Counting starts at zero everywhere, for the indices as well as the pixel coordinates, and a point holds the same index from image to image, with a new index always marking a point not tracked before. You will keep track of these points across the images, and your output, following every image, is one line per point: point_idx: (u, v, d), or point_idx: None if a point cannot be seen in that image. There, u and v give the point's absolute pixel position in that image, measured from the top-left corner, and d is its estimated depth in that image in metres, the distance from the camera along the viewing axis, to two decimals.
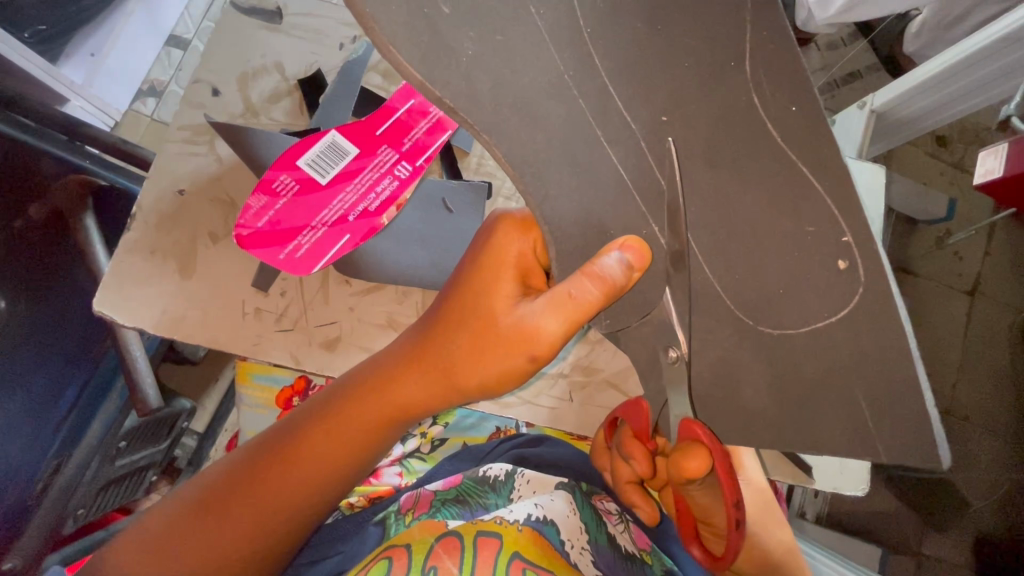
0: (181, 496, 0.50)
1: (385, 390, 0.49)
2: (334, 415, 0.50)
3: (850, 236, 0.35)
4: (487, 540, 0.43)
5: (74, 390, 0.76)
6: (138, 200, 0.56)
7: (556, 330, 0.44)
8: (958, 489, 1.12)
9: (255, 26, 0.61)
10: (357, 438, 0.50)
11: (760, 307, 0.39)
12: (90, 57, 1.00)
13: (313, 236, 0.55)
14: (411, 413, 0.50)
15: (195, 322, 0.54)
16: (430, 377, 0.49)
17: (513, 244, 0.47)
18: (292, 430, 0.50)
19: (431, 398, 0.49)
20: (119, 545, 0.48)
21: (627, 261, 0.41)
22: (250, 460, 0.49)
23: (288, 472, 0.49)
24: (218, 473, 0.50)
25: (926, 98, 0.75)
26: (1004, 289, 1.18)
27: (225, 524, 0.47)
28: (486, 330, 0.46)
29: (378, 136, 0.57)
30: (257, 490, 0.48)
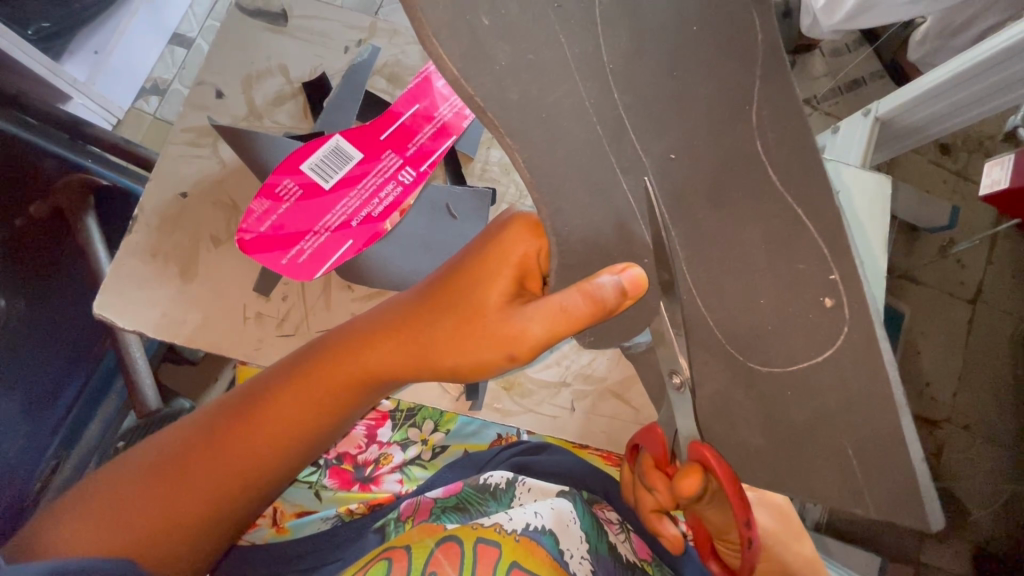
0: (134, 459, 0.47)
1: (358, 360, 0.49)
2: (300, 384, 0.48)
3: (837, 275, 0.40)
4: (486, 548, 0.43)
5: (73, 390, 0.76)
6: (141, 203, 0.56)
7: (541, 336, 0.44)
8: (959, 498, 1.11)
9: (260, 28, 0.61)
10: (325, 405, 0.49)
11: (752, 342, 0.42)
12: (93, 55, 1.00)
13: (317, 241, 0.55)
14: (380, 382, 0.50)
15: (194, 326, 0.54)
16: (403, 351, 0.48)
17: (525, 245, 0.45)
18: (255, 399, 0.49)
19: (403, 370, 0.49)
20: (61, 509, 0.45)
21: (622, 285, 0.40)
22: (214, 423, 0.48)
23: (249, 441, 0.48)
24: (177, 439, 0.48)
25: (931, 107, 0.75)
26: (1006, 298, 1.18)
27: (184, 488, 0.46)
28: (469, 322, 0.46)
29: (383, 140, 0.56)
30: (218, 455, 0.47)
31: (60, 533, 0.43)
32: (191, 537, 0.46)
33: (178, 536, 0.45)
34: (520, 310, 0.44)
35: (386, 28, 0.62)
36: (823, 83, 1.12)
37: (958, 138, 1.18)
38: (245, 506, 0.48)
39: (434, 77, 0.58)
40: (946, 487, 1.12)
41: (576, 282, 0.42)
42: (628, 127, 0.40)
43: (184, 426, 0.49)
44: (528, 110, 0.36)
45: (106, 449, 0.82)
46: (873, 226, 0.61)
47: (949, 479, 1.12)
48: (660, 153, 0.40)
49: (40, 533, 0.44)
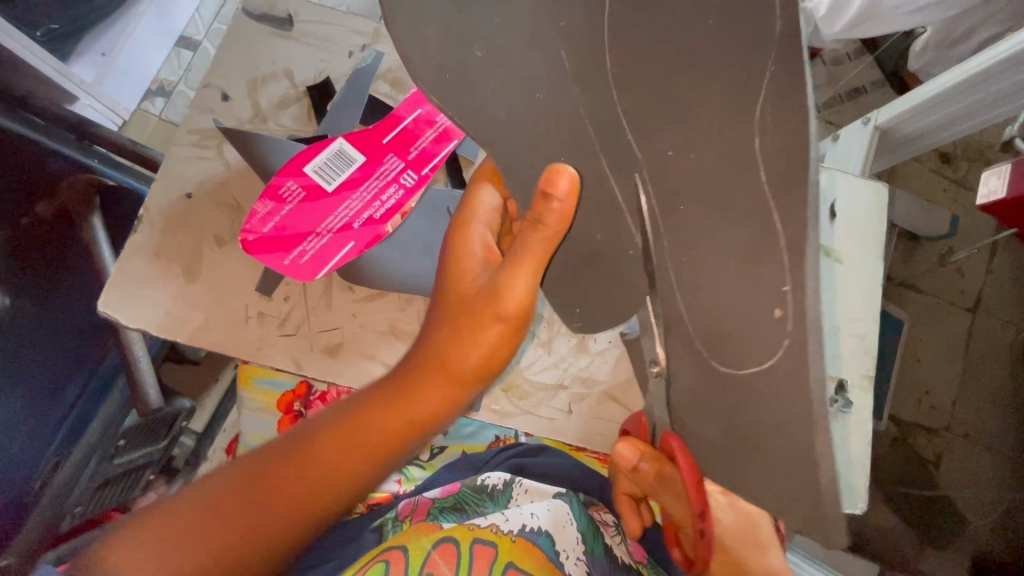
0: (175, 503, 0.43)
1: (408, 399, 0.47)
2: (364, 416, 0.46)
3: (790, 288, 0.31)
4: (482, 549, 0.45)
5: (77, 385, 0.77)
6: (146, 203, 0.56)
7: (517, 283, 0.45)
8: (957, 507, 1.11)
9: (266, 33, 0.62)
10: (376, 450, 0.46)
11: (714, 343, 0.37)
12: (101, 57, 1.01)
13: (319, 242, 0.55)
14: (429, 425, 0.47)
15: (196, 325, 0.54)
16: (457, 374, 0.47)
17: (553, 203, 0.42)
18: (315, 430, 0.46)
19: (445, 405, 0.47)
20: (96, 555, 0.41)
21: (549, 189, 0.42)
22: (262, 464, 0.44)
23: (309, 469, 0.44)
24: (232, 475, 0.44)
25: (931, 116, 0.75)
26: (1005, 307, 1.19)
27: (224, 533, 0.42)
28: (483, 304, 0.46)
29: (385, 144, 0.57)
30: (264, 500, 0.43)
31: None
32: None
33: None
34: (515, 274, 0.45)
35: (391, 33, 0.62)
36: (823, 92, 1.13)
37: (958, 148, 1.19)
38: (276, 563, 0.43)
39: None
40: (945, 496, 1.12)
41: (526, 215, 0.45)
42: (622, 134, 0.41)
43: (227, 468, 0.45)
44: None
45: (108, 447, 0.82)
46: (871, 233, 0.61)
47: (948, 488, 1.12)
48: None
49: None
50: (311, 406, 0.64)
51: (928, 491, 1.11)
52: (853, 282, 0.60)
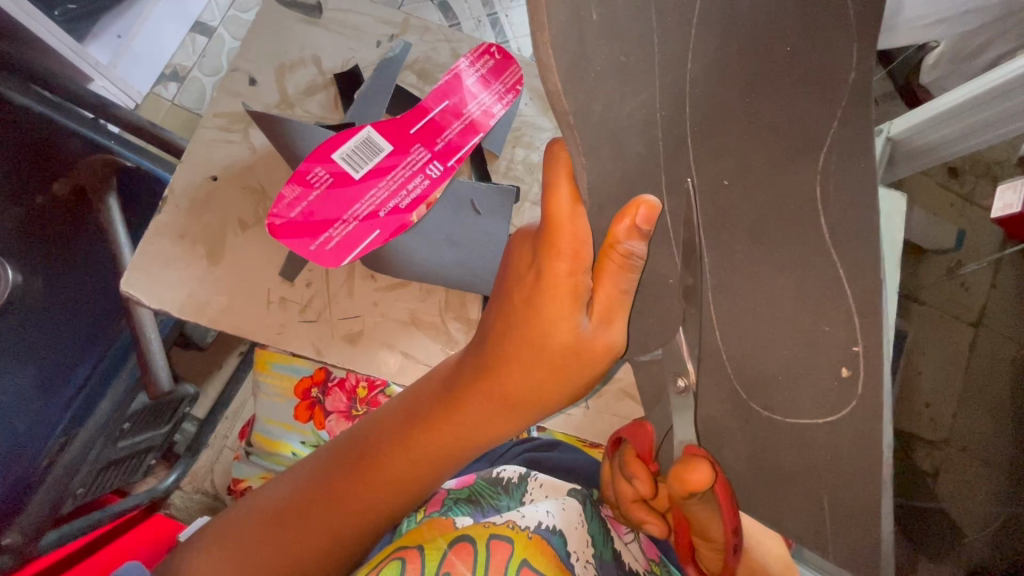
0: (261, 502, 0.51)
1: (451, 418, 0.49)
2: (409, 439, 0.50)
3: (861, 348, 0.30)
4: (499, 544, 0.44)
5: (86, 367, 0.78)
6: (171, 185, 0.56)
7: (618, 332, 0.42)
8: (953, 519, 1.12)
9: (294, 18, 0.62)
10: (427, 460, 0.50)
11: (757, 384, 0.36)
12: (116, 39, 1.00)
13: (345, 229, 0.54)
14: (475, 442, 0.50)
15: (219, 308, 0.55)
16: (514, 413, 0.48)
17: (629, 242, 0.37)
18: (362, 453, 0.51)
19: (492, 424, 0.49)
20: (200, 543, 0.50)
21: (638, 227, 0.35)
22: (330, 471, 0.51)
23: (358, 489, 0.50)
24: (291, 493, 0.51)
25: (941, 131, 0.77)
26: (1008, 323, 1.20)
27: (304, 533, 0.49)
28: (583, 355, 0.44)
29: (412, 134, 0.56)
30: (336, 502, 0.50)
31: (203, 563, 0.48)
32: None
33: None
34: (616, 313, 0.42)
35: (419, 24, 0.63)
36: None
37: (967, 162, 1.20)
38: (353, 551, 0.50)
39: (464, 74, 0.57)
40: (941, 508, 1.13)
41: (610, 261, 0.38)
42: None
43: (303, 469, 0.52)
44: (605, 125, 0.30)
45: (112, 431, 0.81)
46: (888, 242, 0.61)
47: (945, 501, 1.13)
48: None
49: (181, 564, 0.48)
50: (328, 393, 0.64)
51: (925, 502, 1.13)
52: None
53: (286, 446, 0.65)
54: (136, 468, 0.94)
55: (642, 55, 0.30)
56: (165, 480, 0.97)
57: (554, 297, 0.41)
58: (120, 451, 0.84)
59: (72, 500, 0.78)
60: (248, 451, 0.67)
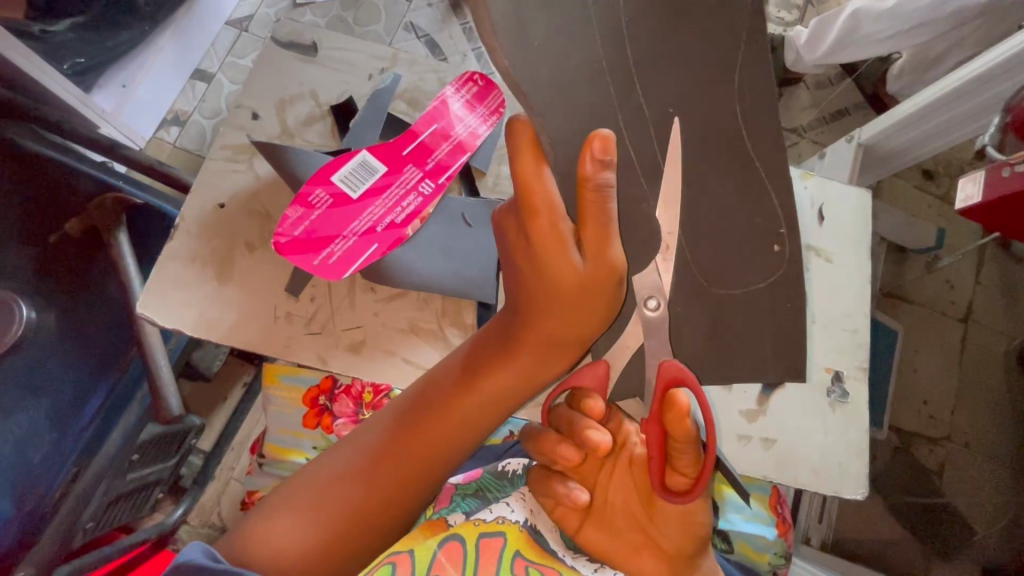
0: (331, 462, 0.49)
1: (509, 357, 0.49)
2: (469, 383, 0.50)
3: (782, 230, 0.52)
4: (488, 543, 0.44)
5: (99, 398, 0.80)
6: (182, 213, 0.60)
7: (615, 255, 0.45)
8: (960, 514, 1.13)
9: (292, 58, 0.67)
10: (486, 403, 0.50)
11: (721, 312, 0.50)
12: (121, 88, 1.07)
13: (345, 244, 0.58)
14: (533, 382, 0.50)
15: (229, 325, 0.58)
16: (558, 348, 0.49)
17: (600, 171, 0.41)
18: (419, 412, 0.51)
19: (542, 361, 0.49)
20: (263, 514, 0.47)
21: (601, 152, 0.40)
22: (397, 424, 0.50)
23: (421, 443, 0.50)
24: (360, 448, 0.50)
25: (908, 133, 0.82)
26: (995, 317, 1.23)
27: (373, 482, 0.48)
28: (588, 286, 0.45)
29: (404, 156, 0.60)
30: (405, 451, 0.49)
31: (274, 525, 0.45)
32: (371, 525, 0.47)
33: (358, 526, 0.47)
34: (605, 242, 0.44)
35: (407, 58, 0.68)
36: (808, 113, 1.23)
37: (939, 164, 1.26)
38: (420, 498, 0.50)
39: (451, 100, 0.62)
40: (946, 504, 1.14)
41: (588, 195, 0.41)
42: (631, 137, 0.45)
43: (370, 425, 0.52)
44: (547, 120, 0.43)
45: (121, 465, 0.82)
46: (856, 234, 0.66)
47: (950, 496, 1.14)
48: None
49: (251, 532, 0.45)
50: (336, 399, 0.67)
51: (929, 498, 1.14)
52: (842, 279, 0.64)
53: (299, 451, 0.67)
54: (143, 502, 0.93)
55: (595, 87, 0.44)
56: (172, 515, 0.97)
57: (543, 242, 0.44)
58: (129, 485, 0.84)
59: (81, 535, 0.78)
60: (261, 462, 0.68)
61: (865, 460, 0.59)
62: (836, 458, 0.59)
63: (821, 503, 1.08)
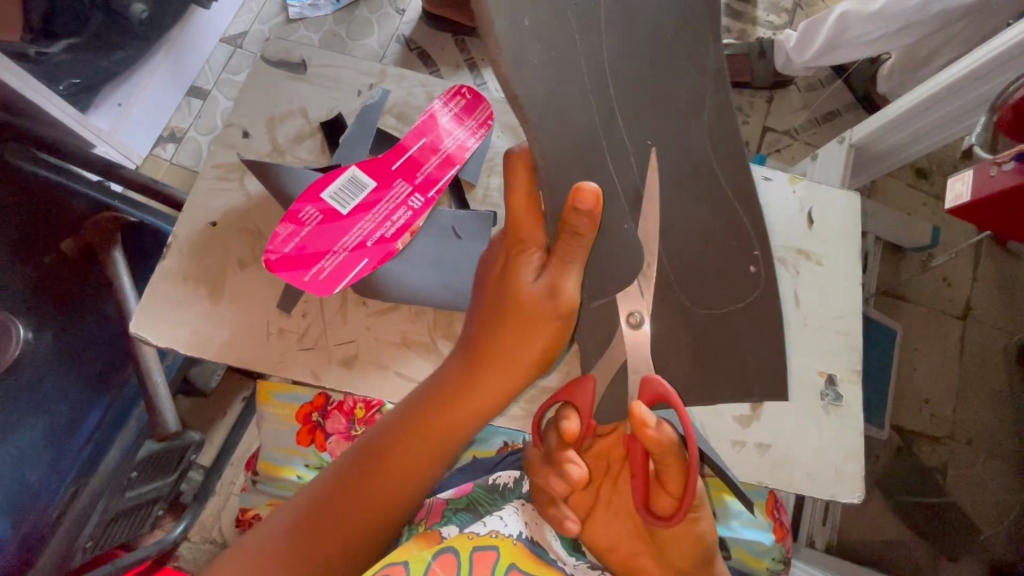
0: (285, 510, 0.49)
1: (460, 394, 0.50)
2: (419, 423, 0.51)
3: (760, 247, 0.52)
4: (483, 554, 0.44)
5: (95, 416, 0.81)
6: (174, 231, 0.61)
7: (570, 293, 0.47)
8: (965, 514, 1.12)
9: (281, 76, 0.68)
10: (437, 440, 0.51)
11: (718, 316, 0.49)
12: (116, 107, 1.08)
13: (336, 260, 0.58)
14: (486, 413, 0.51)
15: (222, 342, 0.58)
16: (506, 381, 0.50)
17: (574, 217, 0.43)
18: (368, 458, 0.51)
19: (493, 395, 0.50)
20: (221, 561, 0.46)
21: (578, 202, 0.43)
22: (349, 468, 0.50)
23: (368, 491, 0.49)
24: (312, 493, 0.49)
25: (899, 134, 0.83)
26: (994, 314, 1.23)
27: (325, 530, 0.47)
28: (536, 315, 0.48)
29: (393, 170, 0.61)
30: (356, 495, 0.49)
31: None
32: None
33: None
34: (567, 273, 0.47)
35: (395, 73, 0.68)
36: (800, 115, 1.24)
37: (932, 163, 1.26)
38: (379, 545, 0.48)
39: (439, 114, 0.63)
40: (951, 503, 1.13)
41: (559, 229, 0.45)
42: None
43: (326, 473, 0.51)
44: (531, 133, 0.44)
45: (119, 482, 0.80)
46: (845, 238, 0.66)
47: (955, 495, 1.13)
48: None
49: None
50: (328, 416, 0.67)
51: (933, 498, 1.13)
52: (833, 282, 0.65)
53: (290, 470, 0.67)
54: (142, 521, 0.93)
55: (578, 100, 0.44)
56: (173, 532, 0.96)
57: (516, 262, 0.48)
58: (128, 502, 0.82)
59: (82, 554, 0.78)
60: (254, 480, 0.68)
61: (861, 463, 0.59)
62: (832, 461, 0.59)
63: (824, 506, 1.07)
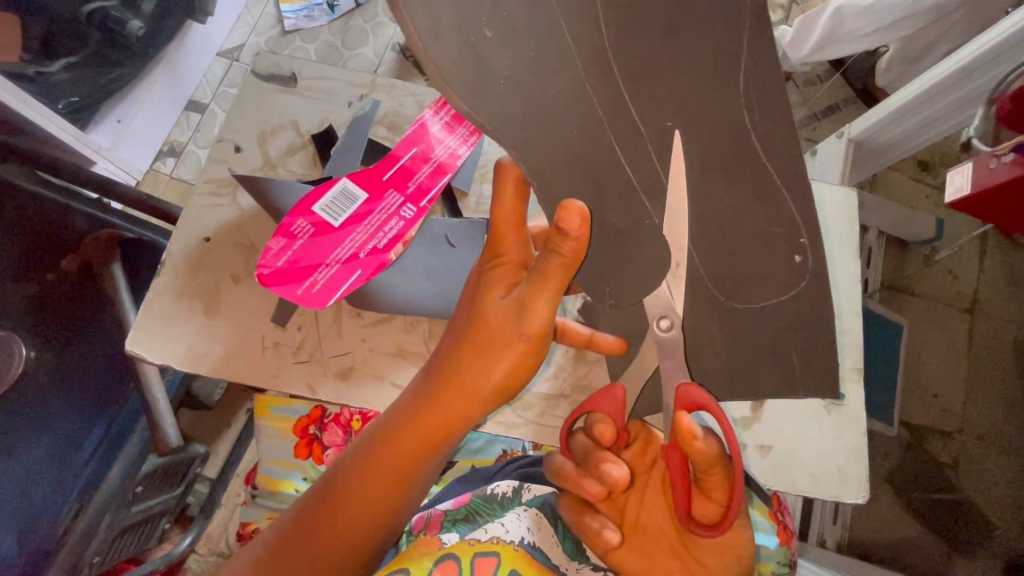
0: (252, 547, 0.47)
1: (421, 419, 0.47)
2: (383, 450, 0.47)
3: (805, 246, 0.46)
4: (484, 561, 0.47)
5: (98, 433, 0.82)
6: (168, 249, 0.61)
7: (539, 319, 0.44)
8: (978, 509, 1.11)
9: (273, 90, 0.68)
10: (399, 467, 0.47)
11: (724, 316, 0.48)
12: (116, 124, 1.08)
13: (329, 272, 0.58)
14: (444, 439, 0.48)
15: (217, 358, 0.58)
16: (465, 404, 0.47)
17: (558, 236, 0.41)
18: (329, 488, 0.47)
19: (455, 419, 0.47)
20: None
21: (563, 218, 0.40)
22: (313, 500, 0.47)
23: (330, 525, 0.45)
24: (275, 531, 0.47)
25: (896, 128, 0.82)
26: (1002, 306, 1.22)
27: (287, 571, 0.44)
28: (499, 333, 0.46)
29: (385, 181, 0.61)
30: (318, 530, 0.45)
31: None
32: None
33: None
34: (540, 299, 0.44)
35: (386, 83, 0.69)
36: (799, 111, 1.23)
37: (934, 155, 1.25)
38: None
39: (429, 123, 0.63)
40: (964, 499, 1.12)
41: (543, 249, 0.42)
42: (601, 155, 0.45)
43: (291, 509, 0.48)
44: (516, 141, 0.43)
45: (124, 497, 0.80)
46: (844, 234, 0.65)
47: (967, 491, 1.12)
48: (630, 179, 0.46)
49: None
50: (325, 428, 0.67)
51: (945, 494, 1.12)
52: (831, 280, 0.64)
53: (290, 483, 0.67)
54: (150, 535, 0.92)
55: (563, 106, 0.44)
56: (180, 545, 0.97)
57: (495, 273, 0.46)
58: (134, 517, 0.82)
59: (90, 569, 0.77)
60: (253, 495, 0.68)
61: (864, 464, 0.58)
62: (834, 464, 0.58)
63: (833, 505, 1.06)
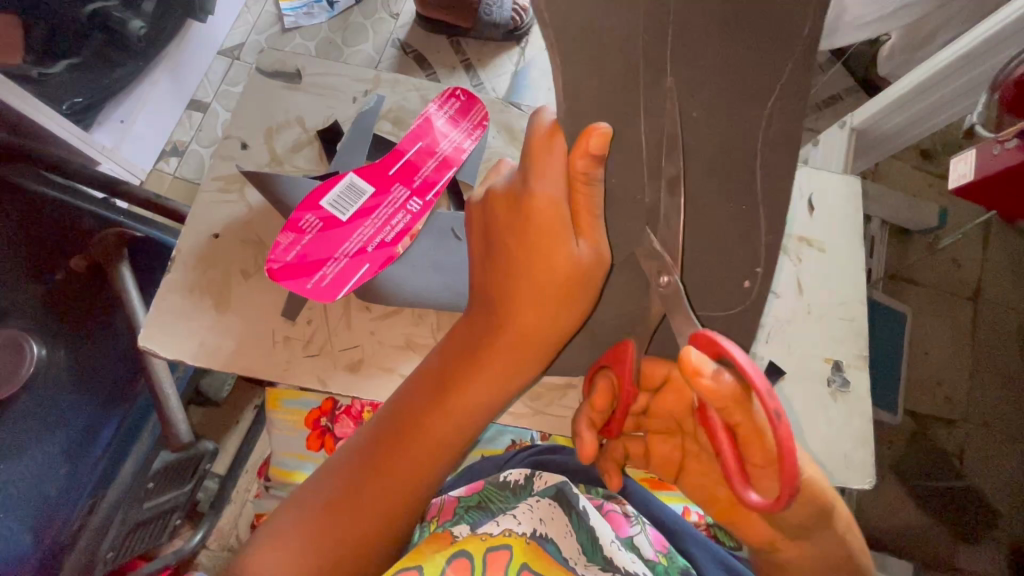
0: (313, 489, 0.51)
1: (472, 367, 0.52)
2: (437, 396, 0.52)
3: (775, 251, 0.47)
4: (496, 555, 0.47)
5: (110, 429, 0.81)
6: (177, 245, 0.62)
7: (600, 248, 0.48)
8: (981, 496, 1.12)
9: (277, 86, 0.68)
10: (455, 411, 0.52)
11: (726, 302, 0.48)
12: (119, 124, 1.08)
13: (337, 266, 0.59)
14: (501, 384, 0.53)
15: (228, 352, 0.59)
16: (524, 345, 0.52)
17: (586, 158, 0.45)
18: (387, 434, 0.51)
19: (511, 362, 0.52)
20: (260, 533, 0.49)
21: (590, 140, 0.44)
22: (372, 444, 0.51)
23: (391, 462, 0.50)
24: (332, 479, 0.50)
25: (899, 116, 0.82)
26: (1005, 293, 1.22)
27: (353, 511, 0.49)
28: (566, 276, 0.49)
29: (391, 175, 0.61)
30: (382, 471, 0.50)
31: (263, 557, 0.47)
32: (354, 553, 0.48)
33: (343, 553, 0.48)
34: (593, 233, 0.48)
35: (390, 78, 0.69)
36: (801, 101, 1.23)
37: (936, 144, 1.25)
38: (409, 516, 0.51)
39: (434, 117, 0.63)
40: (968, 486, 1.12)
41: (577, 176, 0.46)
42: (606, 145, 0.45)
43: (345, 451, 0.52)
44: None
45: (137, 492, 0.80)
46: (847, 222, 0.66)
47: (972, 478, 1.12)
48: None
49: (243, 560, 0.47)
50: (336, 420, 0.68)
51: (950, 481, 1.12)
52: (835, 267, 0.64)
53: (302, 475, 0.68)
54: (161, 531, 0.93)
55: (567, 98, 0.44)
56: (192, 540, 0.98)
57: (539, 223, 0.48)
58: (145, 513, 0.83)
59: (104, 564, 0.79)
60: (267, 486, 0.69)
61: (870, 449, 0.59)
62: (841, 449, 0.59)
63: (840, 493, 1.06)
